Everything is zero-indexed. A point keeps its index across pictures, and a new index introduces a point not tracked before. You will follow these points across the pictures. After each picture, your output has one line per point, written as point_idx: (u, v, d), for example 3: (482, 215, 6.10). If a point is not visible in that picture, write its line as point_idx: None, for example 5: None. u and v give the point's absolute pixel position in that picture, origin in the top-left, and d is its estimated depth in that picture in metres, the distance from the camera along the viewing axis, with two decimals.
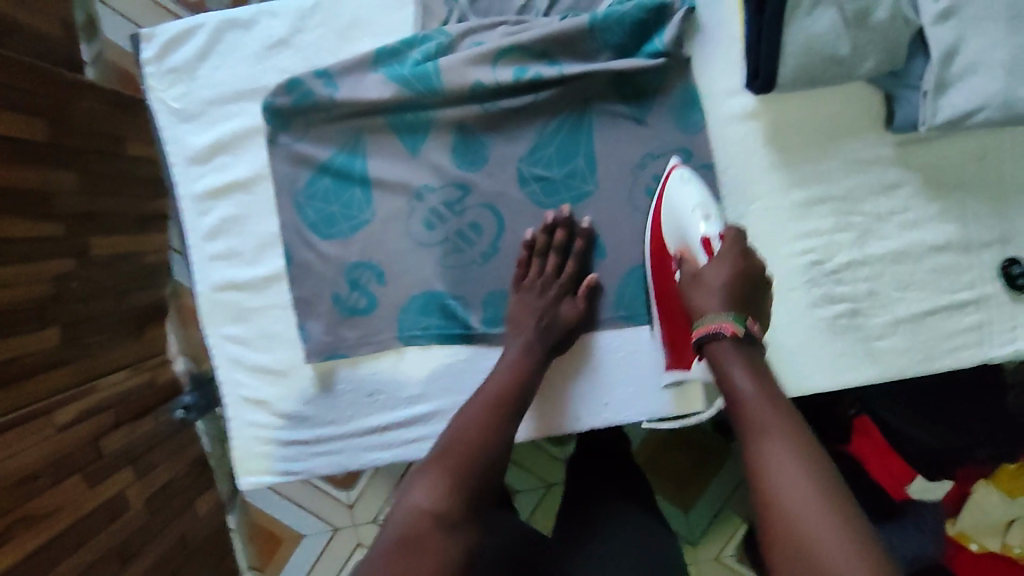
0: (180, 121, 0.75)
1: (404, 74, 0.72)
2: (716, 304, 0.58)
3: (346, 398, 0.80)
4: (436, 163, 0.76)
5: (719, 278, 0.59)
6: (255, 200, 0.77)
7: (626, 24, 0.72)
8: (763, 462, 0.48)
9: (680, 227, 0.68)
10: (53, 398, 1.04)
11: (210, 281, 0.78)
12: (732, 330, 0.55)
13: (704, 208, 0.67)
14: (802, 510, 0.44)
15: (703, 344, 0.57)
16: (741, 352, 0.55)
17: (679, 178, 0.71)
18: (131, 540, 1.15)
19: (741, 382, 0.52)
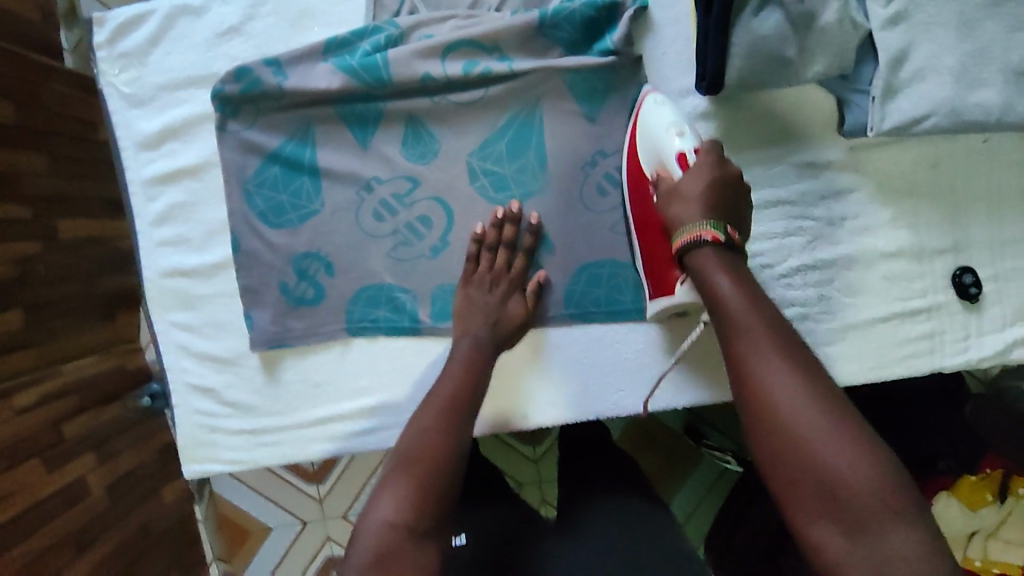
0: (130, 106, 0.75)
1: (353, 64, 0.72)
2: (697, 213, 0.56)
3: (293, 389, 0.79)
4: (385, 155, 0.76)
5: (699, 184, 0.58)
6: (205, 186, 0.76)
7: (577, 20, 0.72)
8: (751, 365, 0.46)
9: (655, 147, 0.67)
10: (16, 380, 1.06)
11: (157, 267, 0.77)
12: (712, 237, 0.54)
13: (680, 125, 0.66)
14: (798, 405, 0.44)
15: (685, 251, 0.55)
16: (722, 259, 0.53)
17: (654, 102, 0.70)
18: (91, 525, 1.16)
19: (723, 285, 0.51)
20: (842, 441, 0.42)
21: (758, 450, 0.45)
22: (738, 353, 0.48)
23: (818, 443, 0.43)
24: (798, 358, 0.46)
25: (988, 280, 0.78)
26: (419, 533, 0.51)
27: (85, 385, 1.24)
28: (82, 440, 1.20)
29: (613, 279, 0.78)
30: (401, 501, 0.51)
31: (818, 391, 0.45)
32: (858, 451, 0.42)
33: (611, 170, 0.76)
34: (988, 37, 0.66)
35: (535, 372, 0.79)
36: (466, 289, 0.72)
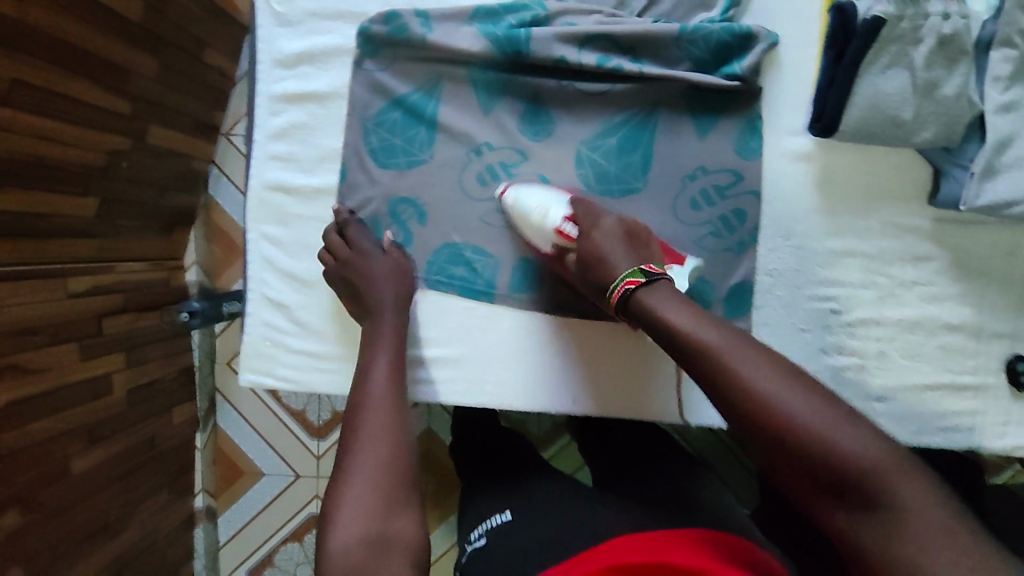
0: (277, 25, 0.78)
1: (496, 33, 0.76)
2: (625, 260, 0.71)
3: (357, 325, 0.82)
4: (503, 124, 0.80)
5: (609, 244, 0.72)
6: (326, 113, 0.80)
7: (712, 42, 0.76)
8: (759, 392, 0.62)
9: (541, 232, 0.78)
10: (77, 265, 1.15)
11: (263, 178, 0.80)
12: (633, 284, 0.68)
13: (551, 202, 0.77)
14: (801, 416, 0.61)
15: (623, 302, 0.70)
16: (664, 285, 0.69)
17: (513, 201, 0.79)
18: (108, 423, 1.22)
19: (679, 318, 0.66)
20: (841, 426, 0.60)
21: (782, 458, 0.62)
22: (742, 387, 0.63)
23: (829, 439, 0.60)
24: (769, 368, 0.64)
25: None
26: (376, 523, 0.63)
27: (135, 288, 1.30)
28: (118, 340, 1.25)
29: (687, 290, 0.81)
30: (359, 520, 0.63)
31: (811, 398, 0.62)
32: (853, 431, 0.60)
33: (708, 187, 0.79)
34: None
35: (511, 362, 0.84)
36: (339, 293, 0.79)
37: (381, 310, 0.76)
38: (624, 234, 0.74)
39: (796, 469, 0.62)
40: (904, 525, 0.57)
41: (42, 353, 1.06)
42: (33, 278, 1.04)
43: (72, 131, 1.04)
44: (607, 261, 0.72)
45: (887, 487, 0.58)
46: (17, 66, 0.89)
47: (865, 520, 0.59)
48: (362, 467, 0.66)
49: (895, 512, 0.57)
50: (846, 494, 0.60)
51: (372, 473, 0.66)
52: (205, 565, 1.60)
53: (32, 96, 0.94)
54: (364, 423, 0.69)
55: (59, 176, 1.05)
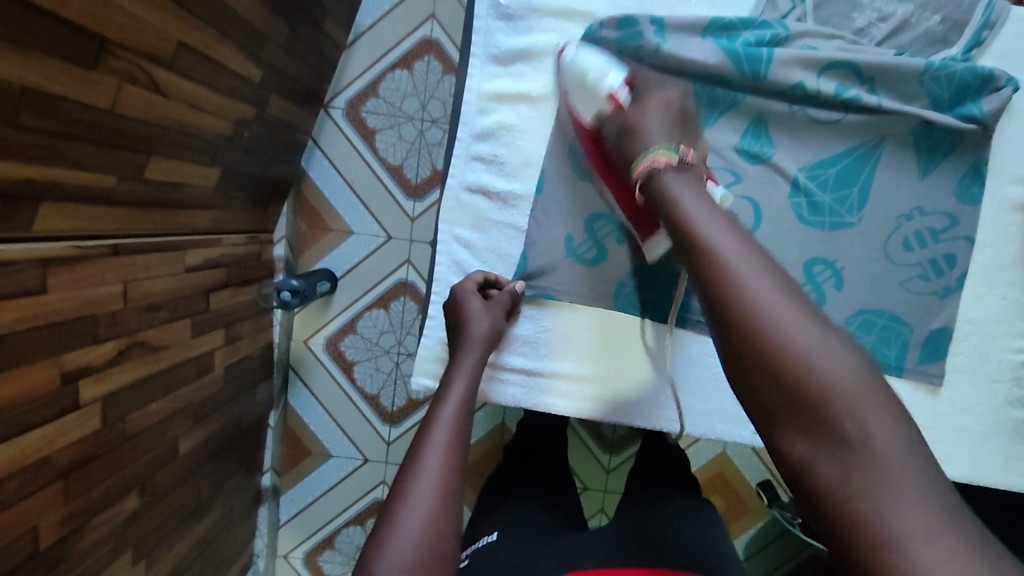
0: (497, 18, 0.74)
1: (736, 49, 0.72)
2: (659, 139, 0.63)
3: (543, 336, 0.77)
4: (721, 144, 0.76)
5: (656, 118, 0.65)
6: (536, 116, 0.76)
7: (955, 80, 0.73)
8: (739, 287, 0.50)
9: (590, 94, 0.70)
10: (192, 238, 1.09)
11: (464, 180, 0.76)
12: (665, 160, 0.61)
13: (607, 68, 0.70)
14: (815, 357, 0.45)
15: (648, 177, 0.61)
16: (682, 175, 0.60)
17: (571, 58, 0.72)
18: (208, 400, 1.17)
19: (691, 201, 0.57)
20: (851, 379, 0.44)
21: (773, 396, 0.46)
22: (741, 299, 0.49)
23: (840, 396, 0.43)
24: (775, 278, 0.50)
25: None
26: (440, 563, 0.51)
27: (235, 262, 1.25)
28: (220, 316, 1.19)
29: (886, 331, 0.79)
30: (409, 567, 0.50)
31: (836, 339, 0.46)
32: (847, 361, 0.45)
33: (922, 229, 0.77)
34: None
35: (539, 359, 0.77)
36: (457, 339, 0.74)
37: (466, 354, 0.69)
38: (672, 112, 0.67)
39: (778, 413, 0.45)
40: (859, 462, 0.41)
41: (164, 329, 1.01)
42: (158, 252, 0.98)
43: (216, 100, 0.97)
44: (645, 135, 0.64)
45: (885, 459, 0.41)
46: (186, 30, 0.83)
47: (820, 446, 0.43)
48: (426, 496, 0.54)
49: (890, 490, 0.40)
50: (824, 457, 0.43)
51: (431, 509, 0.54)
52: (266, 543, 1.56)
53: (192, 63, 0.87)
54: (434, 443, 0.58)
55: (195, 145, 0.97)
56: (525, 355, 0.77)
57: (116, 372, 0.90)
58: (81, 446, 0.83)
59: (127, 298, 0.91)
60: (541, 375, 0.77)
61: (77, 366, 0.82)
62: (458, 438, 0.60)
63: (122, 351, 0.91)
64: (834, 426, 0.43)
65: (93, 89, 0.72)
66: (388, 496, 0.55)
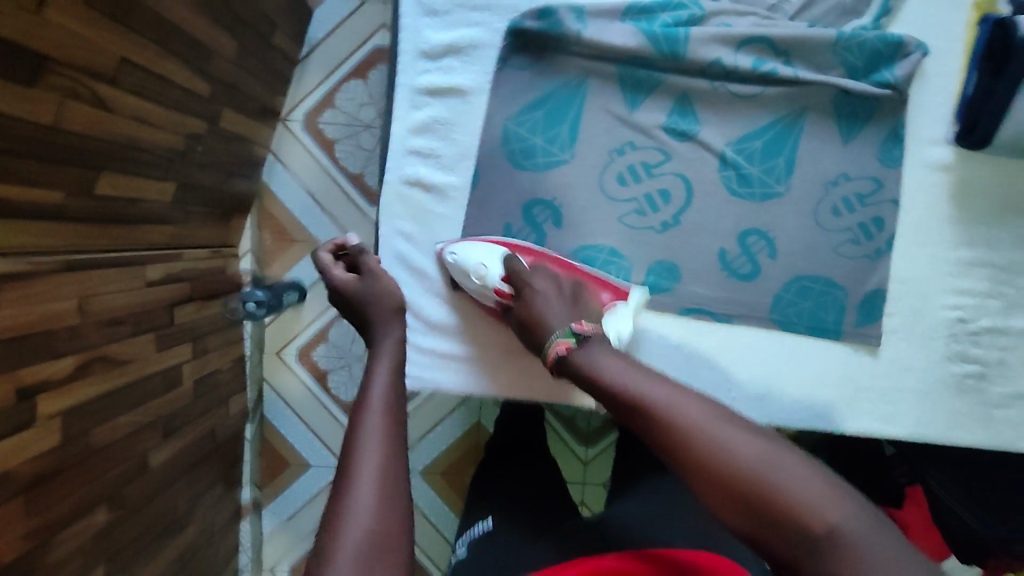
0: (423, 14, 0.76)
1: (653, 32, 0.75)
2: (560, 321, 0.63)
3: (444, 320, 0.80)
4: (649, 124, 0.78)
5: (548, 294, 0.68)
6: (468, 108, 0.78)
7: (866, 48, 0.76)
8: (680, 425, 0.48)
9: (478, 287, 0.75)
10: (152, 253, 1.11)
11: (400, 174, 0.78)
12: (566, 347, 0.59)
13: (487, 256, 0.74)
14: (727, 444, 0.46)
15: (559, 363, 0.60)
16: (594, 345, 0.58)
17: (451, 257, 0.76)
18: (178, 414, 1.18)
19: (610, 364, 0.55)
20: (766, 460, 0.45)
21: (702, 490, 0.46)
22: (654, 420, 0.49)
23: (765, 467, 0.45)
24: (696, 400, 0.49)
25: None
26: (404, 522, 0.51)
27: (198, 275, 1.26)
28: (186, 330, 1.20)
29: (823, 296, 0.81)
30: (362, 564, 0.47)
31: (779, 449, 0.46)
32: (793, 466, 0.44)
33: (850, 194, 0.80)
34: None
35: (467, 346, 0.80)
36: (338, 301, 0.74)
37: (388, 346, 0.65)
38: (562, 294, 0.67)
39: (723, 513, 0.45)
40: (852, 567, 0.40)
41: (127, 344, 1.02)
42: (115, 267, 0.99)
43: (165, 114, 0.99)
44: (546, 320, 0.64)
45: (823, 514, 0.42)
46: (127, 46, 0.84)
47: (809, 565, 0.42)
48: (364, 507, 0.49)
49: (841, 551, 0.41)
50: (782, 543, 0.43)
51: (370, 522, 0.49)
52: (250, 558, 1.56)
53: (136, 78, 0.89)
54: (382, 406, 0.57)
55: (146, 160, 0.99)
56: (440, 338, 0.80)
57: (77, 387, 0.90)
58: (43, 460, 0.84)
59: (84, 312, 0.92)
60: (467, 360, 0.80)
61: (35, 381, 0.82)
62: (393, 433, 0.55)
63: (82, 366, 0.91)
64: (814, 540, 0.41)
65: (34, 106, 0.74)
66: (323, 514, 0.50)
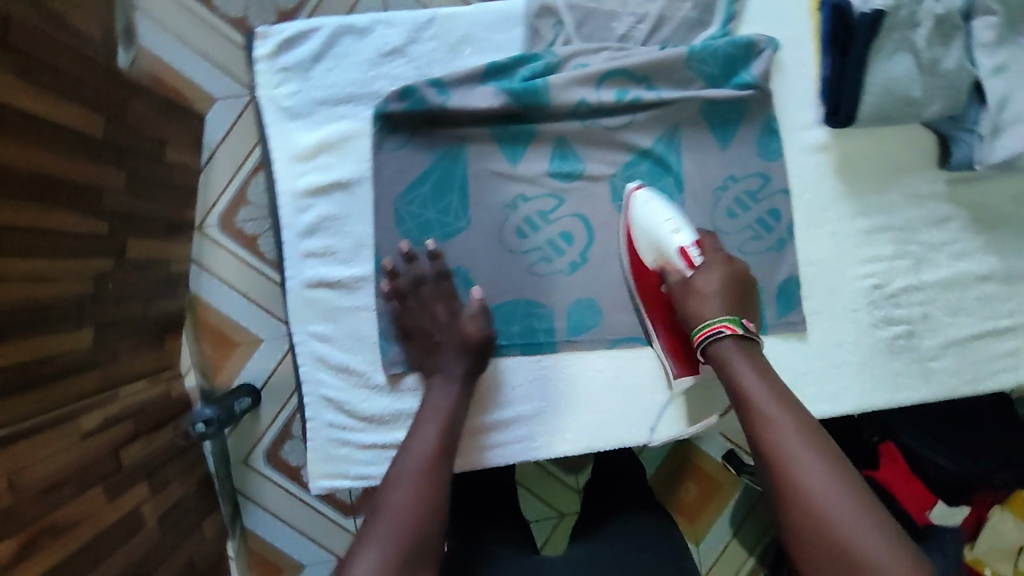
0: (288, 119, 0.76)
1: (514, 87, 0.76)
2: (714, 306, 0.67)
3: (525, 384, 0.81)
4: (535, 173, 0.79)
5: (715, 287, 0.68)
6: (354, 200, 0.78)
7: (719, 56, 0.78)
8: (788, 465, 0.55)
9: (654, 240, 0.73)
10: (83, 402, 1.01)
11: (302, 278, 0.77)
12: (732, 329, 0.64)
13: (676, 220, 0.72)
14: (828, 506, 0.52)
15: (709, 342, 0.65)
16: (742, 348, 0.64)
17: (646, 202, 0.75)
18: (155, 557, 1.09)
19: (747, 378, 0.61)
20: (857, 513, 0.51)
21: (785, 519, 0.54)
22: (766, 444, 0.57)
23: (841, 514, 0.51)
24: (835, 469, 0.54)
25: None
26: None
27: (137, 410, 1.13)
28: (140, 467, 1.10)
29: None
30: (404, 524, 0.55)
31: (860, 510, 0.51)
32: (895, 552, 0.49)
33: (741, 194, 0.82)
34: None
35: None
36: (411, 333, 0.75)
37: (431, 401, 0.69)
38: (730, 287, 0.69)
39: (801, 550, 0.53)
40: None
41: (73, 505, 0.91)
42: (41, 431, 0.89)
43: (61, 264, 0.88)
44: (699, 297, 0.68)
45: None
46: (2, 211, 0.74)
47: None
48: (412, 485, 0.58)
49: None
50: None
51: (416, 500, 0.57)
52: None
53: (24, 239, 0.79)
54: (405, 481, 0.58)
55: (53, 317, 0.88)
56: (379, 433, 0.79)
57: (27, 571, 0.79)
58: None
59: (15, 489, 0.81)
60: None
61: None
62: (439, 462, 0.62)
63: (26, 547, 0.80)
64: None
65: None
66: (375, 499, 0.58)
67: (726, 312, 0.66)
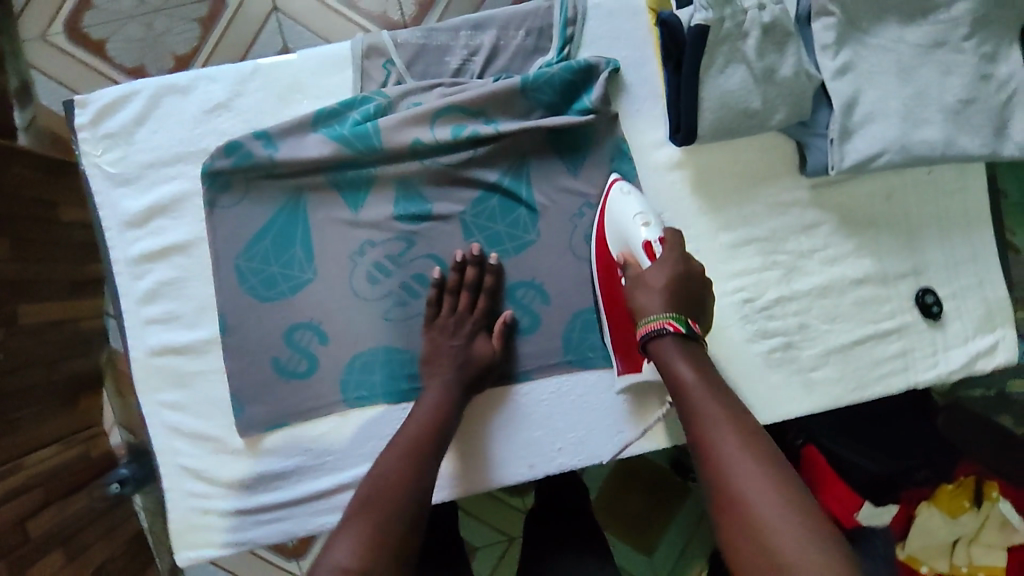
0: (115, 186, 0.74)
1: (344, 133, 0.75)
2: (658, 304, 0.63)
3: (494, 408, 0.79)
4: (380, 217, 0.77)
5: (660, 280, 0.65)
6: (193, 261, 0.76)
7: (556, 84, 0.76)
8: (718, 451, 0.53)
9: (625, 229, 0.71)
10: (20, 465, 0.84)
11: (146, 346, 0.76)
12: (675, 327, 0.62)
13: (644, 211, 0.71)
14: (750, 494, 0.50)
15: (648, 338, 0.63)
16: (682, 346, 0.61)
17: (624, 189, 0.74)
18: None
19: (686, 372, 0.59)
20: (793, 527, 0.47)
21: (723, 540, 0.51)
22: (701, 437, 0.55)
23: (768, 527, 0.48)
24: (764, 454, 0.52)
25: (947, 299, 0.84)
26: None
27: (49, 477, 0.88)
28: (54, 533, 0.85)
29: None
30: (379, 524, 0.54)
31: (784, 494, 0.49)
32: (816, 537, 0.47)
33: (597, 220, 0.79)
34: (926, 80, 0.74)
35: (286, 489, 0.76)
36: (431, 330, 0.75)
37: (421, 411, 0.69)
38: (678, 289, 0.64)
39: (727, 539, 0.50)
40: None
41: None
42: None
43: None
44: (641, 303, 0.65)
45: None
46: None
47: None
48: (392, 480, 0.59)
49: None
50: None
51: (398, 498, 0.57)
52: None
53: None
54: (385, 483, 0.58)
55: None
56: (243, 498, 0.76)
57: None
58: None
59: None
60: (284, 508, 0.76)
61: None
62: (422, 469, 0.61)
63: None
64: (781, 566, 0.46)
65: None
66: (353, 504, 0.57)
67: (676, 309, 0.63)
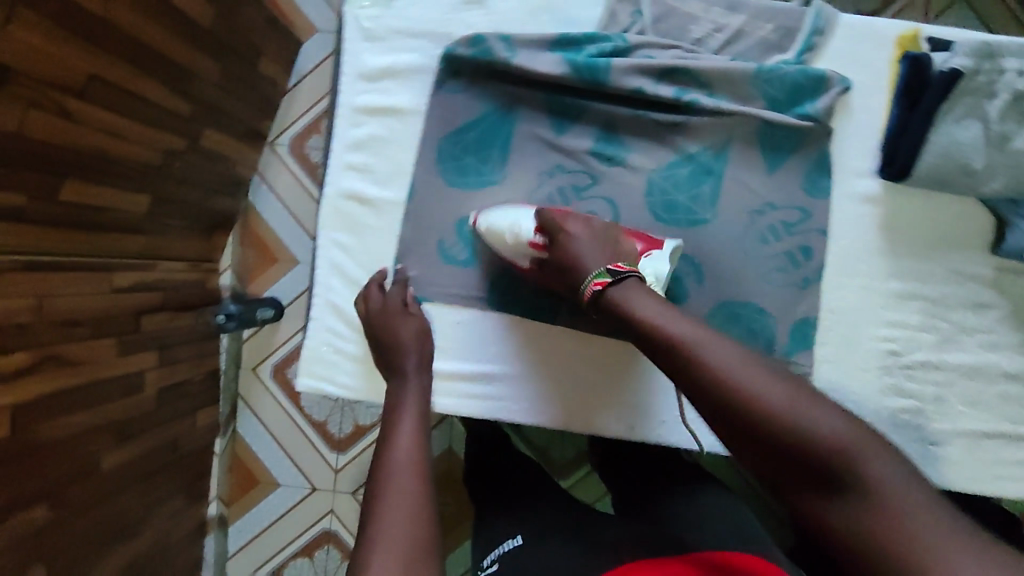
0: (364, 39, 0.81)
1: (578, 60, 0.78)
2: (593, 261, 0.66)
3: (602, 364, 0.81)
4: (577, 148, 0.81)
5: (582, 246, 0.67)
6: (404, 128, 0.82)
7: (787, 82, 0.79)
8: (707, 366, 0.53)
9: (519, 243, 0.74)
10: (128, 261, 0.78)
11: (338, 187, 0.81)
12: (600, 285, 0.63)
13: (519, 213, 0.75)
14: (756, 389, 0.51)
15: (594, 296, 0.64)
16: (631, 283, 0.62)
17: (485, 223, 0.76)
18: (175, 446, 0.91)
19: (646, 305, 0.59)
20: (805, 403, 0.49)
21: (744, 451, 0.51)
22: (690, 365, 0.54)
23: (791, 411, 0.49)
24: (745, 358, 0.53)
25: None
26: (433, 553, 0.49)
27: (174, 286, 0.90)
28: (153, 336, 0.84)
29: (752, 323, 0.80)
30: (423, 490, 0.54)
31: (776, 377, 0.52)
32: (830, 414, 0.49)
33: (777, 222, 0.80)
34: None
35: None
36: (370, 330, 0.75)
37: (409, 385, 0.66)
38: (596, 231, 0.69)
39: (749, 452, 0.50)
40: (859, 475, 0.46)
41: (83, 347, 0.71)
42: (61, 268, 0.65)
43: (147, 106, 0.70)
44: (582, 260, 0.66)
45: (865, 459, 0.46)
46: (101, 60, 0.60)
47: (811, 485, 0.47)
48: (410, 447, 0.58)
49: (874, 495, 0.45)
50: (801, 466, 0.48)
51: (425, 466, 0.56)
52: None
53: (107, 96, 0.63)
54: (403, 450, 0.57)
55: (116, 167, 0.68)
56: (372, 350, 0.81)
57: (20, 388, 0.60)
58: None
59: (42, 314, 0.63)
60: None
61: None
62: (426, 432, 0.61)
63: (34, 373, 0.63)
64: (813, 456, 0.47)
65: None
66: (379, 472, 0.56)
67: (600, 268, 0.65)
